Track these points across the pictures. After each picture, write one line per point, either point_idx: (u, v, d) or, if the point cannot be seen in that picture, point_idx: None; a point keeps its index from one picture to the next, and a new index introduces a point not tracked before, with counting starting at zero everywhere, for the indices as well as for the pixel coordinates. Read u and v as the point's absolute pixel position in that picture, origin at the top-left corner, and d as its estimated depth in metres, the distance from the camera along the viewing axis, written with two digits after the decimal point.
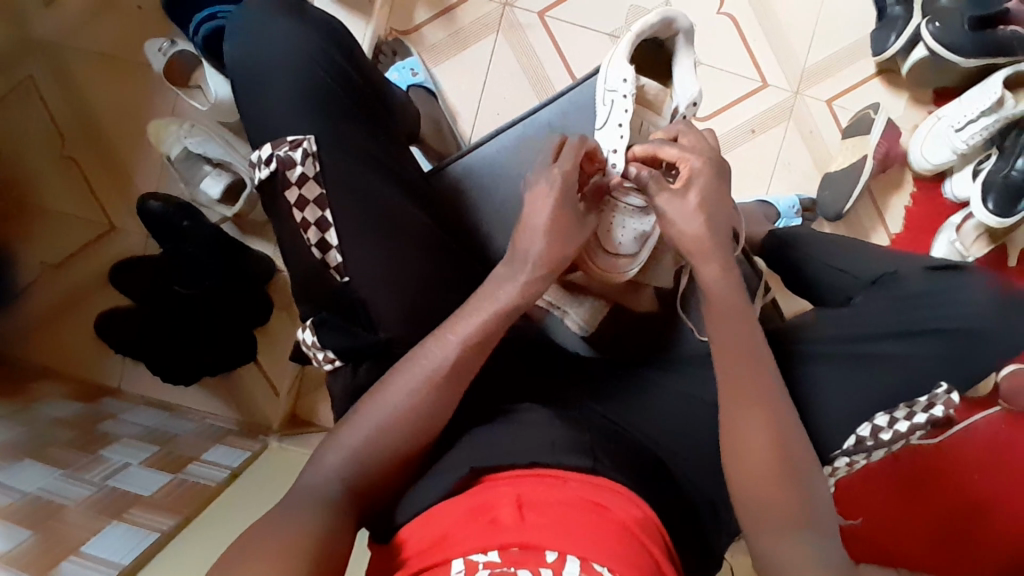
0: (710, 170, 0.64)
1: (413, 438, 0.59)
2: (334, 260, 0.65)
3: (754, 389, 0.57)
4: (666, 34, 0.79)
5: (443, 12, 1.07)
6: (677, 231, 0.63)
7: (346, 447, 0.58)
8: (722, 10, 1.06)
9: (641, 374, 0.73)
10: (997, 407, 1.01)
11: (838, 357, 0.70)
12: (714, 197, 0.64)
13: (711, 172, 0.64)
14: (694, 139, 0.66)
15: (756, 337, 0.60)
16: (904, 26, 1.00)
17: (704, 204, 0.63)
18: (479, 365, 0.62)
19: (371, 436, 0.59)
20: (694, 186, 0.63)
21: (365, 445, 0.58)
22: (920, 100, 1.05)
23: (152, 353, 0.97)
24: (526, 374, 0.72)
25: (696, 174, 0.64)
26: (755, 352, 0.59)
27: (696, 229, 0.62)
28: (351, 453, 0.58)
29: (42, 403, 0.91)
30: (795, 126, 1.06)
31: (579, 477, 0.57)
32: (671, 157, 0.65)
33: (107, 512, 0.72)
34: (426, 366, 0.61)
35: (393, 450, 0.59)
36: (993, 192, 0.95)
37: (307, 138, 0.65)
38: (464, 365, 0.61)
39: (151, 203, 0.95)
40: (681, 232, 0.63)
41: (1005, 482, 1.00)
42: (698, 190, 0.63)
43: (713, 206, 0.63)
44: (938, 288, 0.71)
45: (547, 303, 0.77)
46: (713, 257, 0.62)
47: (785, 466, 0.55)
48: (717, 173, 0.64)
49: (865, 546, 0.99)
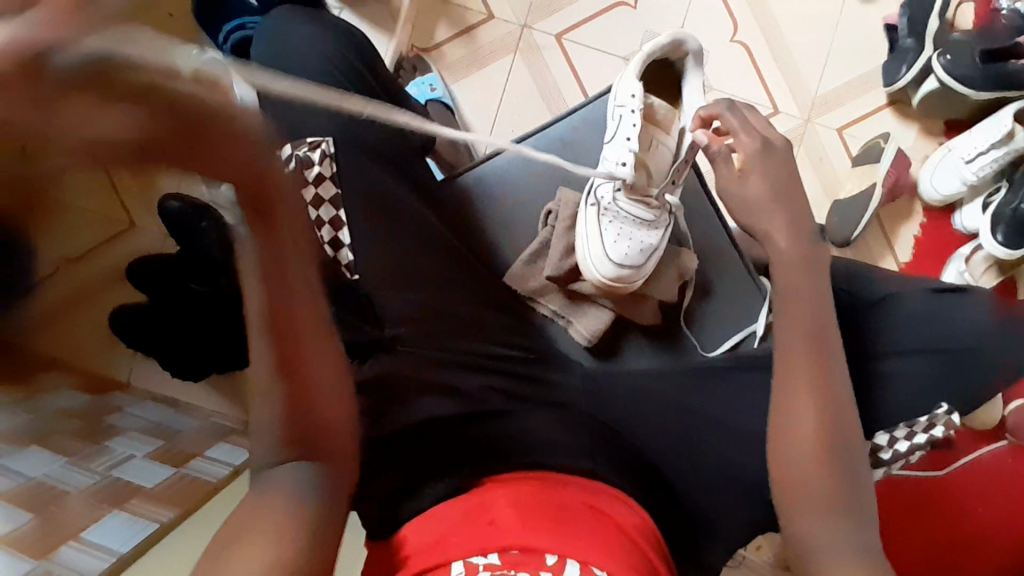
0: (757, 147, 0.65)
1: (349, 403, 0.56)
2: (345, 258, 0.69)
3: None
4: (676, 55, 0.81)
5: (463, 31, 1.10)
6: (740, 209, 0.65)
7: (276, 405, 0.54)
8: (735, 37, 1.08)
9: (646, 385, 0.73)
10: (1004, 440, 1.03)
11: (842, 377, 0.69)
12: (781, 169, 0.64)
13: (757, 151, 0.65)
14: (754, 116, 0.67)
15: (827, 313, 0.60)
16: (915, 58, 1.02)
17: (770, 177, 0.64)
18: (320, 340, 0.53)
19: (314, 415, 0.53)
20: (756, 168, 0.64)
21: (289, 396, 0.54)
22: (931, 132, 1.06)
23: (161, 349, 1.03)
24: None
25: (755, 147, 0.64)
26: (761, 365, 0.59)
27: (762, 199, 0.63)
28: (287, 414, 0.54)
29: (52, 393, 0.87)
30: (805, 152, 1.07)
31: (579, 482, 0.59)
32: (730, 126, 0.67)
33: (109, 501, 0.74)
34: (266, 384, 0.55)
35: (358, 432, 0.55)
36: (1001, 225, 0.97)
37: (326, 139, 0.70)
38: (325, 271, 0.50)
39: (169, 203, 0.97)
40: (749, 209, 0.64)
41: (1005, 509, 0.96)
42: (760, 171, 0.64)
43: (782, 178, 0.64)
44: (942, 308, 0.71)
45: (550, 313, 0.78)
46: (786, 238, 0.62)
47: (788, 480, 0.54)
48: (768, 153, 0.65)
49: None
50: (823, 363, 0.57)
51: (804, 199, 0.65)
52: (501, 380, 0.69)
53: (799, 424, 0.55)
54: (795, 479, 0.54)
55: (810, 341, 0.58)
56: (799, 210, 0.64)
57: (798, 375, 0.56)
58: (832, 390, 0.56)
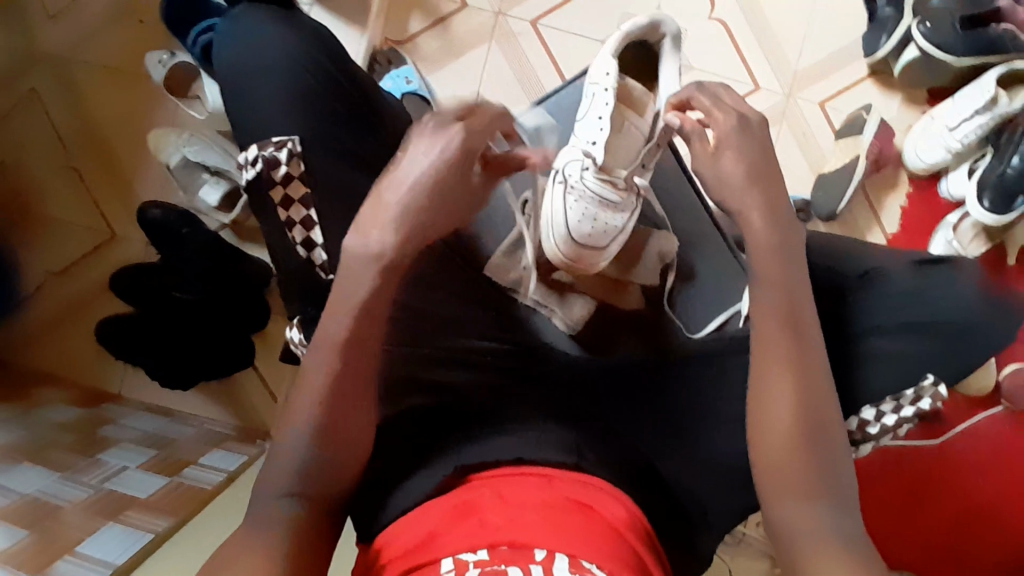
0: (734, 123, 0.63)
1: (362, 394, 0.56)
2: (319, 258, 0.66)
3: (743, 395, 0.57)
4: (654, 38, 0.81)
5: (436, 22, 1.09)
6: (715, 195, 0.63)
7: (316, 379, 0.55)
8: (712, 14, 1.07)
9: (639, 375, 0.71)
10: (1000, 406, 1.02)
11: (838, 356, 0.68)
12: (757, 146, 0.62)
13: (735, 126, 0.62)
14: (725, 94, 0.65)
15: (804, 287, 0.59)
16: (894, 27, 1.01)
17: (745, 154, 0.61)
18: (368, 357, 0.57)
19: (313, 414, 0.54)
20: (728, 147, 0.62)
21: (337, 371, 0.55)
22: (914, 101, 1.05)
23: (150, 359, 1.00)
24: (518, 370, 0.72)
25: (728, 125, 0.63)
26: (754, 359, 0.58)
27: (737, 176, 0.61)
28: (320, 392, 0.55)
29: (43, 408, 0.92)
30: (788, 126, 1.06)
31: (567, 474, 0.58)
32: (703, 107, 0.65)
33: (103, 512, 0.73)
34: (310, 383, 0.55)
35: (364, 432, 0.56)
36: (987, 191, 0.96)
37: (292, 139, 0.66)
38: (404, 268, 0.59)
39: (152, 211, 1.01)
40: (721, 190, 0.62)
41: (1001, 479, 1.01)
42: (732, 150, 0.62)
43: (757, 154, 0.62)
44: (926, 280, 0.70)
45: (533, 302, 0.75)
46: (764, 206, 0.60)
47: (780, 466, 0.53)
48: (745, 128, 0.62)
49: None
50: (800, 345, 0.56)
51: (780, 178, 0.62)
52: (495, 374, 0.69)
53: (784, 399, 0.54)
54: (773, 461, 0.54)
55: (789, 320, 0.57)
56: (782, 190, 0.62)
57: (779, 359, 0.56)
58: (812, 375, 0.56)
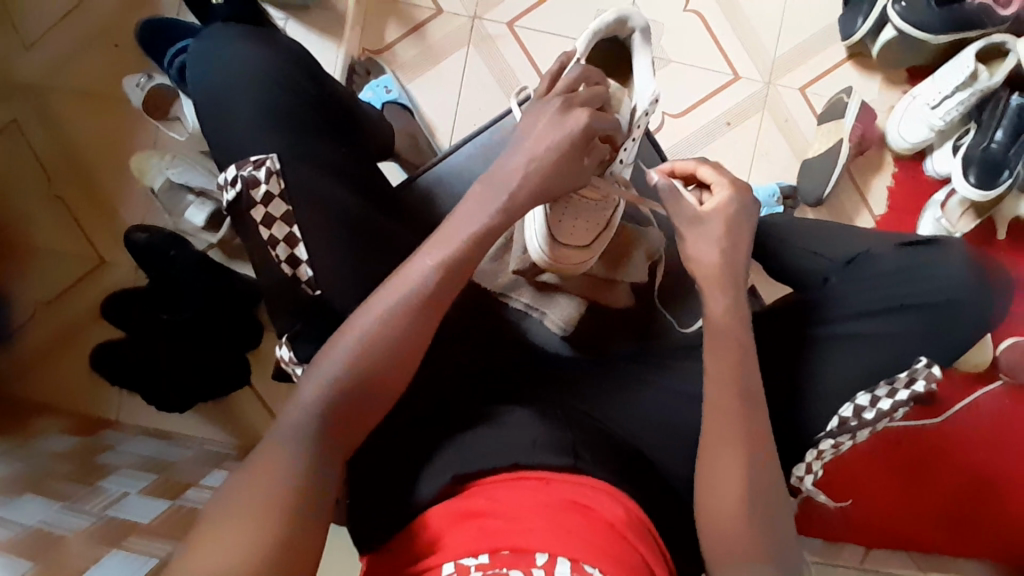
0: (732, 205, 0.63)
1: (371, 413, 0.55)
2: (305, 274, 0.66)
3: (744, 402, 0.56)
4: (623, 34, 0.78)
5: (412, 30, 1.08)
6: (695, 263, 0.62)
7: (334, 366, 0.54)
8: (689, 6, 1.06)
9: (631, 386, 0.71)
10: (999, 381, 1.02)
11: (799, 341, 0.71)
12: (733, 232, 0.62)
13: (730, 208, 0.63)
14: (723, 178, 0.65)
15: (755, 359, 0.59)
16: (870, 9, 1.01)
17: (724, 240, 0.62)
18: (398, 365, 0.56)
19: None
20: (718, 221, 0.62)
21: (362, 353, 0.54)
22: (894, 81, 1.06)
23: (143, 384, 1.00)
24: (521, 378, 0.71)
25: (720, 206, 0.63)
26: (747, 375, 0.58)
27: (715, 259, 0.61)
28: (340, 382, 0.54)
29: (41, 438, 0.92)
30: (771, 115, 1.06)
31: (564, 477, 0.56)
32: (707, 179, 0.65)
33: (109, 539, 0.71)
34: (327, 369, 0.54)
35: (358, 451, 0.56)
36: (972, 166, 0.96)
37: (270, 156, 0.65)
38: (445, 284, 0.57)
39: (138, 235, 1.01)
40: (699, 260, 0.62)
41: (1000, 454, 1.02)
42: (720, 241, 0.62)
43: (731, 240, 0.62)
44: (913, 263, 0.70)
45: (525, 305, 0.80)
46: (726, 280, 0.61)
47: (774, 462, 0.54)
48: (731, 213, 0.63)
49: (861, 532, 1.01)
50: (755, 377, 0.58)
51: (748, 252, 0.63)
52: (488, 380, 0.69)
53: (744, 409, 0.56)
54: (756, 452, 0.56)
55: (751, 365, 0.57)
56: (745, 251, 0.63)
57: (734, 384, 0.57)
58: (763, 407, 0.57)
